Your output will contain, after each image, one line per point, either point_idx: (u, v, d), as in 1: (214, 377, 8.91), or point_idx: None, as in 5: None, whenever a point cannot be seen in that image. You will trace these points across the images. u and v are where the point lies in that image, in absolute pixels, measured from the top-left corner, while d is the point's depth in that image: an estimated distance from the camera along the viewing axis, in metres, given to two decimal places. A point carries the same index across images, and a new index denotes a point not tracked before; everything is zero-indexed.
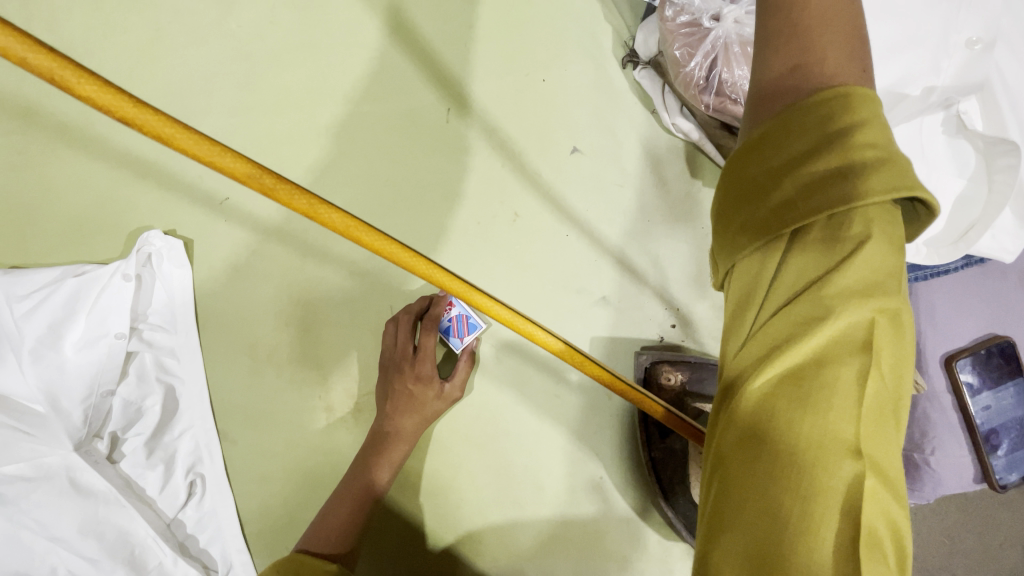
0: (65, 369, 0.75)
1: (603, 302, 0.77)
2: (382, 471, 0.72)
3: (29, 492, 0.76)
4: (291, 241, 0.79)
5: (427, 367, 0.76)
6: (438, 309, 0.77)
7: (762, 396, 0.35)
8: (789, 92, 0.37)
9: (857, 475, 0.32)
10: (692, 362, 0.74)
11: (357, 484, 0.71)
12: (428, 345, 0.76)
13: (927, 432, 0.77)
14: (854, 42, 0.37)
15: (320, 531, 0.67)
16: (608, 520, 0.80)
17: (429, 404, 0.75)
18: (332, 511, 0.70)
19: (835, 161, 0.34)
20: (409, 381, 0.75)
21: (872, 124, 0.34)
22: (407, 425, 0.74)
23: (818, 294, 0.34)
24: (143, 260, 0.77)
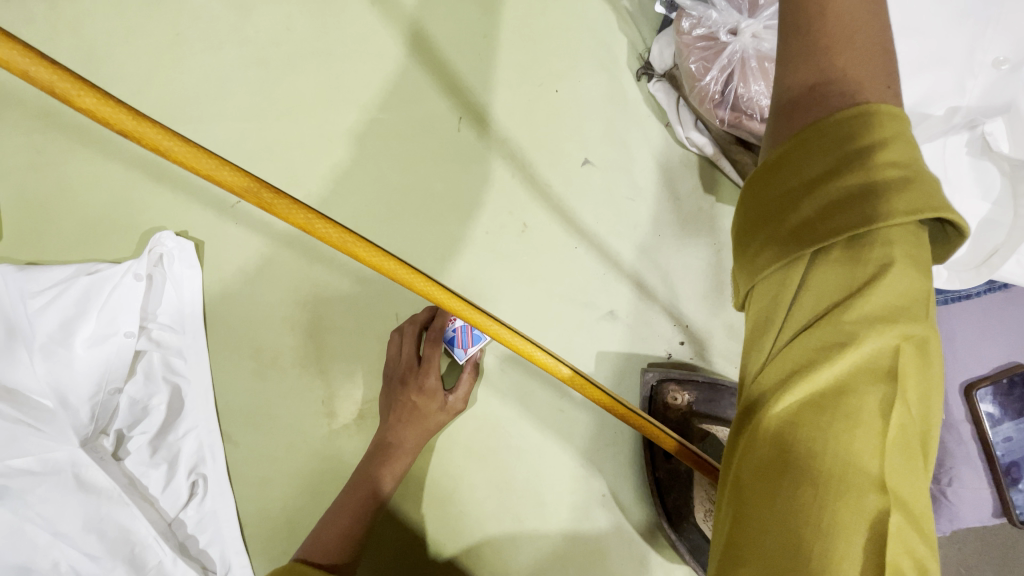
0: (75, 366, 0.76)
1: (611, 316, 0.76)
2: (385, 480, 0.72)
3: (35, 486, 0.77)
4: (300, 245, 0.79)
5: (432, 378, 0.75)
6: (444, 320, 0.76)
7: (781, 424, 0.33)
8: (807, 113, 0.36)
9: (881, 510, 0.31)
10: (701, 382, 0.73)
11: (359, 493, 0.71)
12: (433, 356, 0.75)
13: (944, 462, 0.75)
14: (879, 56, 0.36)
15: (319, 541, 0.66)
16: (609, 539, 0.79)
17: (434, 413, 0.75)
18: (332, 520, 0.69)
19: (857, 182, 0.33)
20: (414, 390, 0.75)
21: (897, 143, 0.33)
22: (411, 434, 0.74)
23: (841, 319, 0.32)
24: (155, 260, 0.77)
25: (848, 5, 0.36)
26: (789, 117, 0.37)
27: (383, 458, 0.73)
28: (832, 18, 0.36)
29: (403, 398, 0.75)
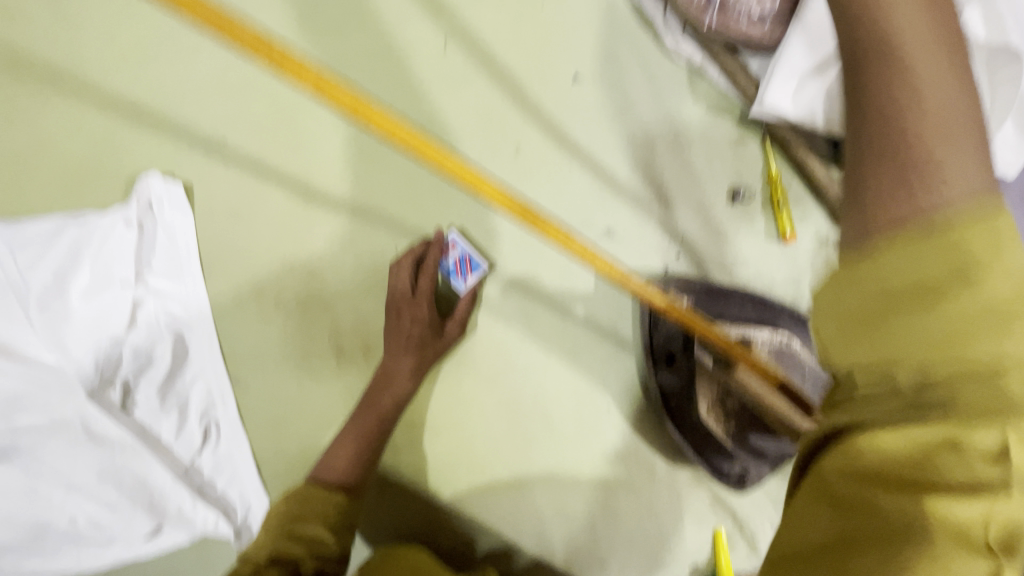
0: (73, 318, 0.75)
1: (608, 234, 0.76)
2: (385, 406, 0.74)
3: (49, 439, 0.77)
4: (290, 182, 0.78)
5: (422, 313, 0.75)
6: (434, 253, 0.75)
7: (893, 450, 0.28)
8: (885, 64, 0.31)
9: (991, 542, 0.27)
10: (699, 287, 0.74)
11: (365, 422, 0.73)
12: (422, 289, 0.75)
13: None
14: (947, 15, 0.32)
15: (330, 462, 0.71)
16: (617, 449, 0.82)
17: (433, 341, 0.76)
18: (341, 445, 0.72)
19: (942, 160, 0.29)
20: (408, 322, 0.75)
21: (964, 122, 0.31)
22: (410, 364, 0.75)
23: (970, 318, 0.26)
24: (145, 206, 0.77)
25: None
26: (842, 80, 0.33)
27: (385, 385, 0.75)
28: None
29: (399, 329, 0.75)
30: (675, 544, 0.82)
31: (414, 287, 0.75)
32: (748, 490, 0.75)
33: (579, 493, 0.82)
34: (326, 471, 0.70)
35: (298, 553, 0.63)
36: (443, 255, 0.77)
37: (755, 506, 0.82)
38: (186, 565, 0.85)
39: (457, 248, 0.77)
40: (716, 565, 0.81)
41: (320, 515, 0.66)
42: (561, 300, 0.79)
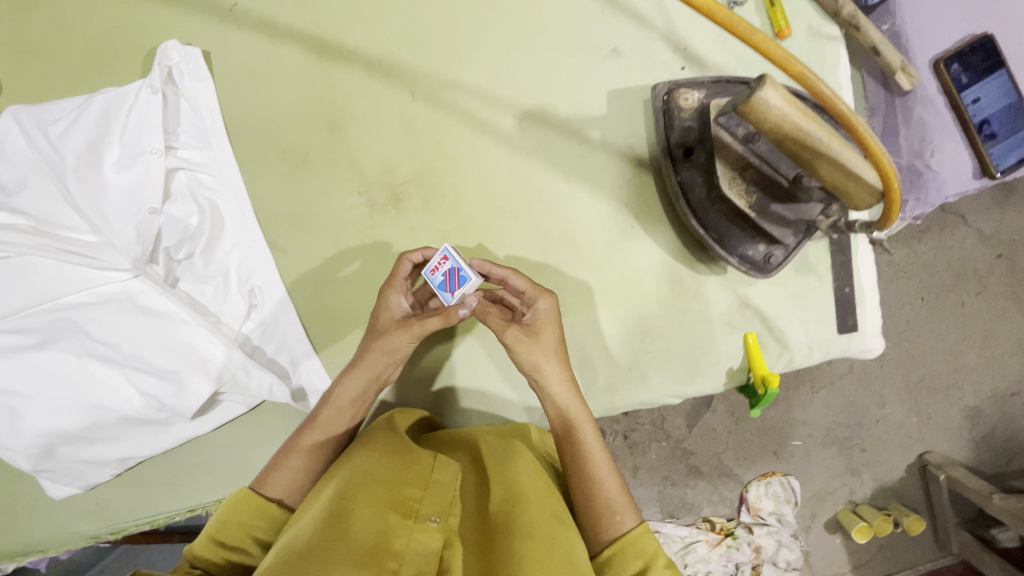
0: (109, 189, 0.78)
1: (615, 54, 0.81)
2: (331, 417, 0.74)
3: (99, 315, 0.80)
4: (304, 40, 0.81)
5: (385, 318, 0.76)
6: (413, 254, 0.77)
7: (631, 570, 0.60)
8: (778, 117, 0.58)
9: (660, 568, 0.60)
10: (708, 83, 0.75)
11: (318, 430, 0.73)
12: (390, 298, 0.76)
13: (925, 136, 0.85)
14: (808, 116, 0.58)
15: (273, 475, 0.69)
16: (646, 268, 0.85)
17: (385, 342, 0.74)
18: (287, 460, 0.71)
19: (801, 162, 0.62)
20: (377, 318, 0.76)
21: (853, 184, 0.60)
22: (364, 374, 0.74)
23: None
24: (166, 76, 0.79)
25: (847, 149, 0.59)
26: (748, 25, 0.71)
27: (337, 383, 0.75)
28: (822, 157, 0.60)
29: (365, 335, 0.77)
30: (712, 353, 0.86)
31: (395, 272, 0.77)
32: (772, 272, 0.77)
33: (616, 317, 0.85)
34: (267, 482, 0.69)
35: (210, 558, 0.59)
36: (431, 269, 0.75)
37: (782, 305, 0.86)
38: (247, 434, 0.88)
39: (449, 261, 0.73)
40: (751, 367, 0.85)
41: (249, 527, 0.63)
42: (577, 126, 0.82)
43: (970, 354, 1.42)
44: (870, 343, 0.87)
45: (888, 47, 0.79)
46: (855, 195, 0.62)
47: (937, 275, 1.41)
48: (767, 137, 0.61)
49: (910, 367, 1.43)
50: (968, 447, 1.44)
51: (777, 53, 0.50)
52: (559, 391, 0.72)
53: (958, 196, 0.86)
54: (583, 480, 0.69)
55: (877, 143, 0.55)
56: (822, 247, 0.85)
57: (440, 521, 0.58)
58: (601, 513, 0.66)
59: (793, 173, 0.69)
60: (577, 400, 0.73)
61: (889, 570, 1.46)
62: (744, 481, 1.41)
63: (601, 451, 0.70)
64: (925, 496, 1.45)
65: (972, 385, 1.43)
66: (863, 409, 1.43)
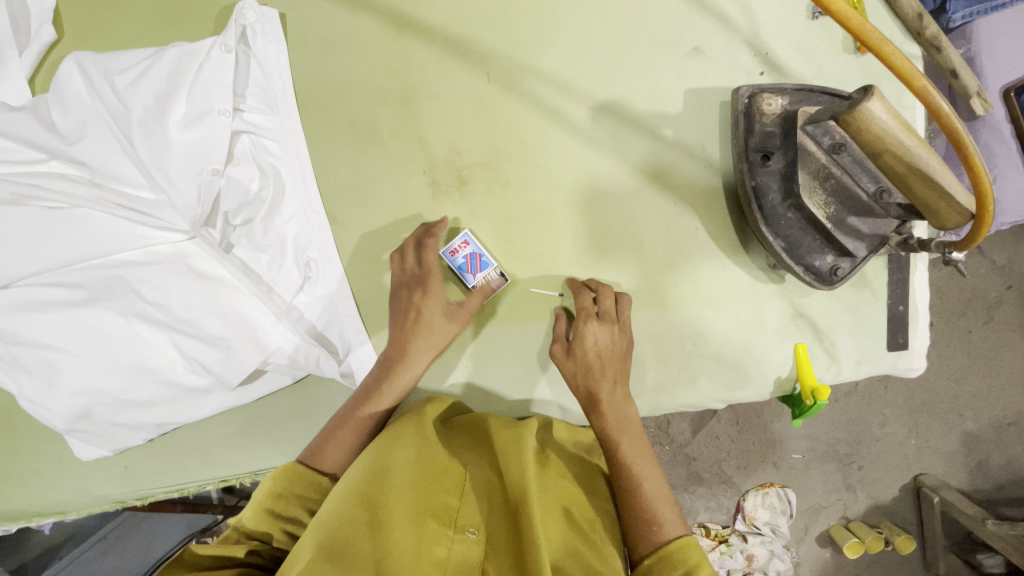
0: (172, 147, 0.75)
1: (696, 52, 0.81)
2: (390, 392, 0.74)
3: (150, 275, 0.78)
4: (381, 10, 0.79)
5: (440, 312, 0.77)
6: (453, 241, 0.79)
7: None
8: (872, 129, 0.58)
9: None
10: (791, 89, 0.75)
11: (377, 403, 0.73)
12: (438, 291, 0.77)
13: (988, 163, 0.86)
14: (907, 131, 0.58)
15: (326, 448, 0.68)
16: (704, 271, 0.85)
17: (443, 328, 0.77)
18: (339, 432, 0.70)
19: (891, 175, 0.62)
20: (425, 302, 0.77)
21: (936, 202, 0.61)
22: (423, 353, 0.76)
23: None
24: (239, 35, 0.76)
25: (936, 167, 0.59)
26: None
27: (392, 364, 0.76)
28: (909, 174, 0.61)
29: (412, 317, 0.77)
30: (761, 360, 0.86)
31: (433, 262, 0.77)
32: (835, 284, 0.77)
33: (669, 317, 0.85)
34: (318, 457, 0.68)
35: (271, 532, 0.58)
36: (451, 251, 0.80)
37: (835, 318, 0.86)
38: (289, 407, 0.87)
39: (469, 246, 0.80)
40: (799, 377, 0.86)
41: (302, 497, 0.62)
42: (649, 123, 0.82)
43: (975, 382, 1.44)
44: (915, 362, 0.88)
45: (968, 69, 0.78)
46: (944, 216, 0.62)
47: (949, 301, 1.43)
48: (864, 149, 0.61)
49: (915, 390, 1.45)
50: (964, 473, 1.46)
51: (903, 66, 0.50)
52: (612, 411, 0.72)
53: (1013, 224, 0.87)
54: (624, 492, 0.67)
55: (985, 167, 0.55)
56: (880, 263, 0.86)
57: (479, 533, 0.61)
58: (646, 521, 0.64)
59: (874, 188, 0.70)
60: (620, 416, 0.72)
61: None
62: (741, 490, 1.42)
63: (648, 460, 0.69)
64: (918, 518, 1.46)
65: (972, 411, 1.45)
66: (865, 427, 1.44)
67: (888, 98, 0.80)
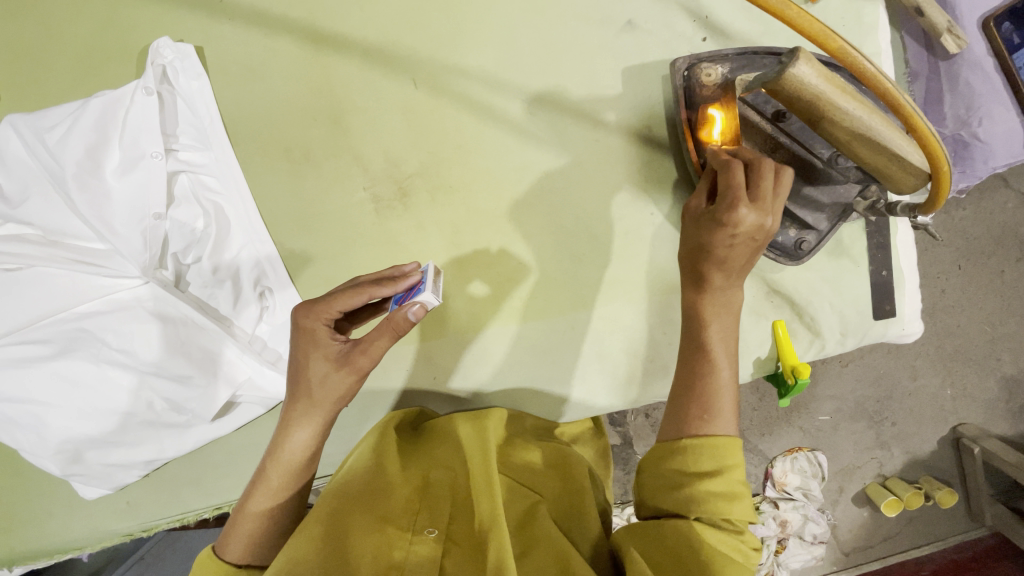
0: (112, 197, 0.76)
1: (630, 27, 0.77)
2: (277, 476, 0.63)
3: (112, 323, 0.80)
4: (299, 30, 0.77)
5: (324, 361, 0.61)
6: (382, 290, 0.62)
7: (709, 521, 0.51)
8: (796, 97, 0.54)
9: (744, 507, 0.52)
10: (733, 55, 0.70)
11: (264, 489, 0.62)
12: (318, 334, 0.61)
13: (972, 105, 0.78)
14: (845, 93, 0.53)
15: (230, 538, 0.61)
16: (667, 257, 0.81)
17: (324, 384, 0.62)
18: (245, 517, 0.61)
19: (833, 141, 0.57)
20: (305, 351, 0.62)
21: (891, 164, 0.55)
22: (305, 419, 0.63)
23: (738, 531, 0.51)
24: (160, 75, 0.76)
25: (884, 128, 0.53)
26: None
27: (283, 435, 0.63)
28: (853, 142, 0.55)
29: (295, 374, 0.63)
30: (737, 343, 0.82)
31: (330, 295, 0.62)
32: (803, 259, 0.72)
33: (637, 309, 0.82)
34: (227, 543, 0.60)
35: None
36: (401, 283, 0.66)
37: (814, 291, 0.81)
38: (268, 434, 0.89)
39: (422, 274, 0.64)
40: (780, 356, 0.81)
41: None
42: (589, 108, 0.78)
43: (1010, 323, 1.33)
44: (908, 328, 0.82)
45: (933, 4, 0.74)
46: (899, 179, 0.57)
47: (975, 242, 1.32)
48: (802, 115, 0.56)
49: (946, 338, 1.33)
50: (1006, 419, 1.36)
51: (813, 28, 0.46)
52: (713, 299, 0.61)
53: (1008, 167, 0.79)
54: (693, 392, 0.58)
55: (928, 126, 0.50)
56: (858, 228, 0.80)
57: (438, 532, 0.59)
58: (699, 399, 0.58)
59: (828, 154, 0.65)
60: (718, 301, 0.61)
61: (918, 544, 1.37)
62: (768, 457, 1.33)
63: (726, 342, 0.61)
64: (959, 470, 1.37)
65: (1010, 354, 1.34)
66: (895, 382, 1.34)
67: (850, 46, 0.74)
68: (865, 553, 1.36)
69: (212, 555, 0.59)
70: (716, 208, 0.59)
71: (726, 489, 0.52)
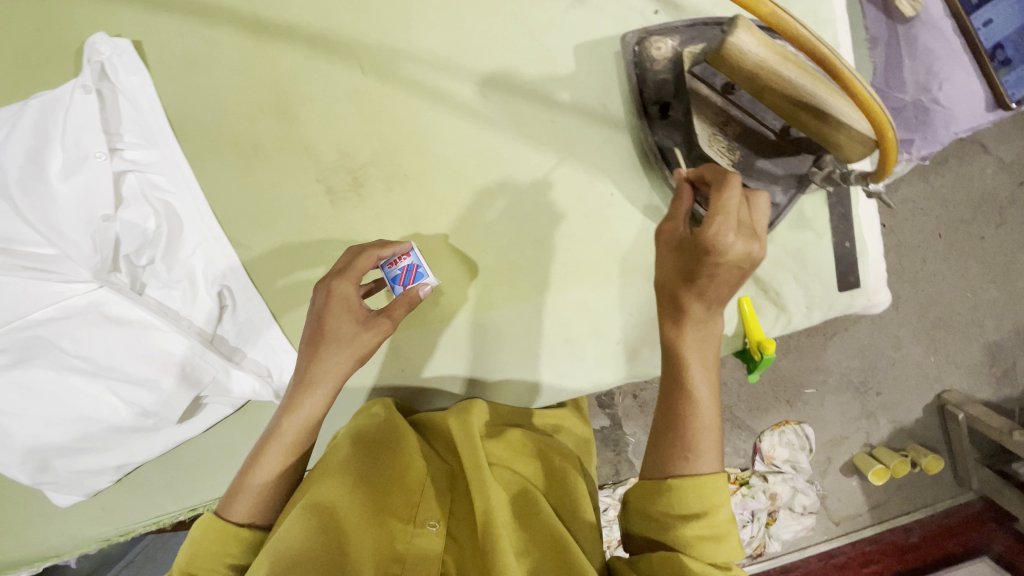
0: (58, 200, 0.74)
1: (579, 3, 0.75)
2: (290, 432, 0.62)
3: (69, 329, 0.79)
4: (239, 19, 0.75)
5: (350, 322, 0.64)
6: (385, 251, 0.67)
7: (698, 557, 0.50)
8: (739, 68, 0.53)
9: (731, 548, 0.51)
10: (683, 27, 0.70)
11: (279, 443, 0.62)
12: (347, 296, 0.65)
13: (932, 70, 0.78)
14: (785, 62, 0.52)
15: (235, 500, 0.59)
16: (630, 238, 0.80)
17: (352, 344, 0.63)
18: (250, 479, 0.60)
19: (780, 113, 0.57)
20: (330, 314, 0.64)
21: (841, 132, 0.55)
22: (327, 379, 0.63)
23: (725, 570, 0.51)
24: (99, 73, 0.74)
25: (826, 96, 0.53)
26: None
27: (298, 396, 0.63)
28: (798, 113, 0.55)
29: (317, 336, 0.64)
30: None
31: (353, 263, 0.66)
32: None
33: (601, 291, 0.80)
34: (230, 507, 0.59)
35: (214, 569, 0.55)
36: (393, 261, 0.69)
37: (777, 266, 0.80)
38: (239, 434, 0.88)
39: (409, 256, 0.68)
40: (746, 332, 0.80)
41: (223, 554, 0.55)
42: (542, 88, 0.76)
43: (992, 290, 1.29)
44: (874, 298, 0.82)
45: None
46: (849, 149, 0.56)
47: (956, 208, 1.27)
48: (744, 86, 0.55)
49: (930, 304, 1.29)
50: (989, 384, 1.32)
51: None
52: (694, 332, 0.57)
53: (970, 131, 0.79)
54: (671, 420, 0.56)
55: (867, 90, 0.49)
56: (819, 200, 0.79)
57: (439, 525, 0.60)
58: (682, 401, 0.56)
59: (779, 125, 0.66)
60: (700, 333, 0.57)
61: (907, 510, 1.33)
62: (756, 432, 1.31)
63: (708, 377, 0.57)
64: (944, 436, 1.33)
65: (993, 319, 1.30)
66: (879, 352, 1.30)
67: (803, 13, 0.72)
68: (855, 522, 1.33)
69: (213, 516, 0.58)
70: (699, 234, 0.54)
71: (710, 533, 0.51)
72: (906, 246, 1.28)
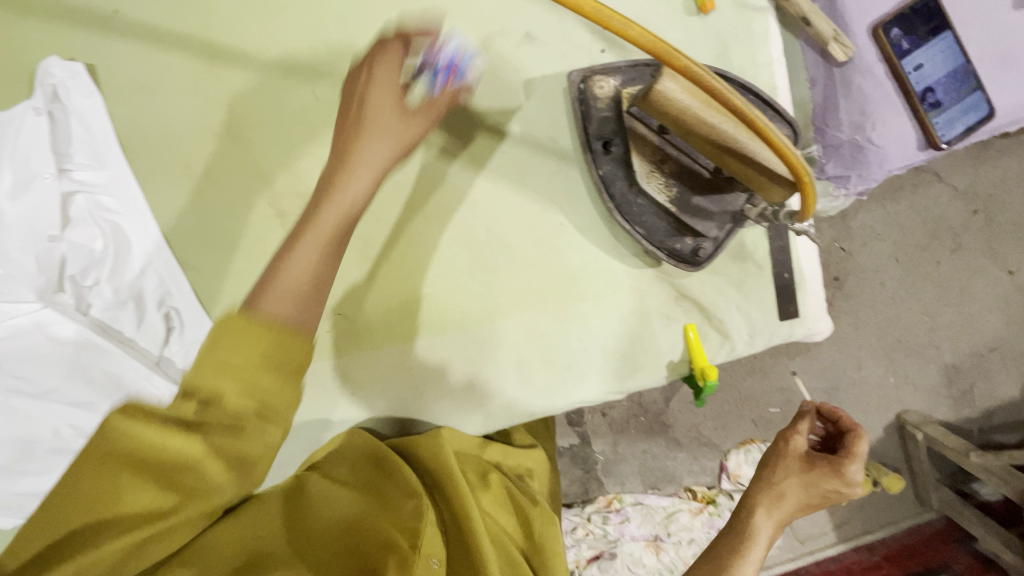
0: (4, 220, 0.76)
1: (528, 39, 0.78)
2: (329, 221, 0.57)
3: (11, 347, 0.79)
4: (193, 45, 0.76)
5: (392, 105, 0.62)
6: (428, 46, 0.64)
7: None
8: (668, 108, 0.56)
9: None
10: (625, 68, 0.73)
11: (315, 232, 0.56)
12: (391, 66, 0.62)
13: (865, 111, 0.81)
14: (708, 107, 0.54)
15: (265, 295, 0.50)
16: (579, 265, 0.82)
17: (394, 128, 0.62)
18: (285, 263, 0.53)
19: (711, 154, 0.59)
20: (375, 91, 0.62)
21: (759, 181, 0.58)
22: (367, 166, 0.60)
23: None
24: (50, 95, 0.74)
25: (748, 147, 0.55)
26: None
27: (347, 184, 0.59)
28: (724, 155, 0.58)
29: (359, 109, 0.62)
30: (651, 347, 0.83)
31: (389, 55, 0.63)
32: (702, 265, 0.74)
33: (551, 318, 0.82)
34: (256, 303, 0.49)
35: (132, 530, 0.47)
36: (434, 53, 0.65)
37: (720, 295, 0.83)
38: None
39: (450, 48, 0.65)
40: (691, 359, 0.82)
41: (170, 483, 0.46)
42: (492, 120, 0.79)
43: (948, 313, 1.31)
44: (812, 327, 0.85)
45: (818, 16, 0.79)
46: (767, 191, 0.59)
47: (911, 235, 1.30)
48: (673, 125, 0.58)
49: (888, 327, 1.31)
50: (946, 406, 1.33)
51: (660, 48, 0.47)
52: (769, 509, 0.71)
53: (905, 169, 0.83)
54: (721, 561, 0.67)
55: (782, 142, 0.51)
56: (759, 233, 0.82)
57: (441, 560, 0.62)
58: (731, 541, 0.70)
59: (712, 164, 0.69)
60: (773, 508, 0.70)
61: (870, 528, 1.35)
62: (722, 449, 1.25)
63: (762, 545, 0.69)
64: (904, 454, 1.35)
65: (950, 341, 1.32)
66: (840, 372, 1.32)
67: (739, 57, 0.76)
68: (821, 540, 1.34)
69: (237, 315, 0.46)
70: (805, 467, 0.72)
71: None
72: (864, 269, 1.30)
